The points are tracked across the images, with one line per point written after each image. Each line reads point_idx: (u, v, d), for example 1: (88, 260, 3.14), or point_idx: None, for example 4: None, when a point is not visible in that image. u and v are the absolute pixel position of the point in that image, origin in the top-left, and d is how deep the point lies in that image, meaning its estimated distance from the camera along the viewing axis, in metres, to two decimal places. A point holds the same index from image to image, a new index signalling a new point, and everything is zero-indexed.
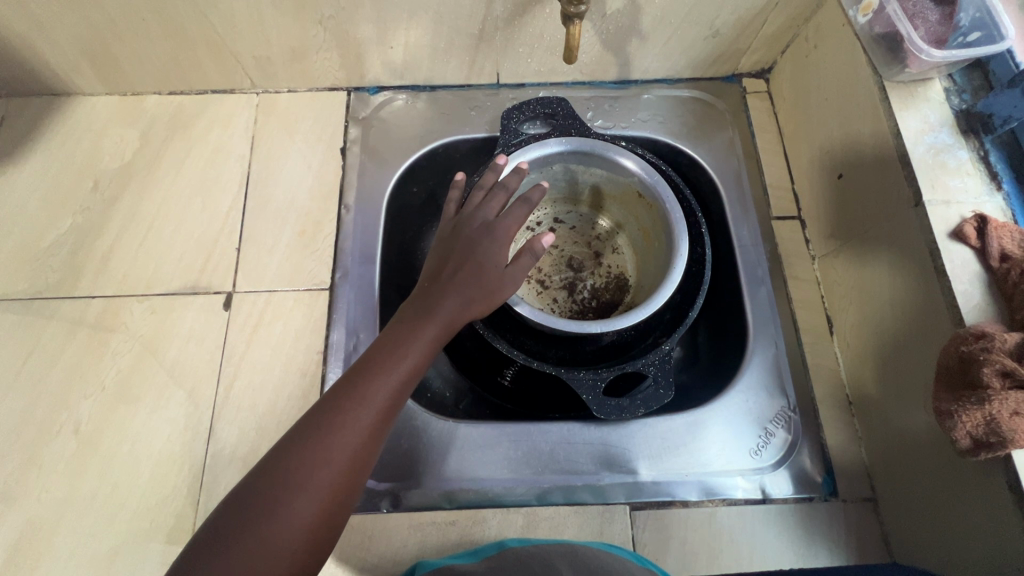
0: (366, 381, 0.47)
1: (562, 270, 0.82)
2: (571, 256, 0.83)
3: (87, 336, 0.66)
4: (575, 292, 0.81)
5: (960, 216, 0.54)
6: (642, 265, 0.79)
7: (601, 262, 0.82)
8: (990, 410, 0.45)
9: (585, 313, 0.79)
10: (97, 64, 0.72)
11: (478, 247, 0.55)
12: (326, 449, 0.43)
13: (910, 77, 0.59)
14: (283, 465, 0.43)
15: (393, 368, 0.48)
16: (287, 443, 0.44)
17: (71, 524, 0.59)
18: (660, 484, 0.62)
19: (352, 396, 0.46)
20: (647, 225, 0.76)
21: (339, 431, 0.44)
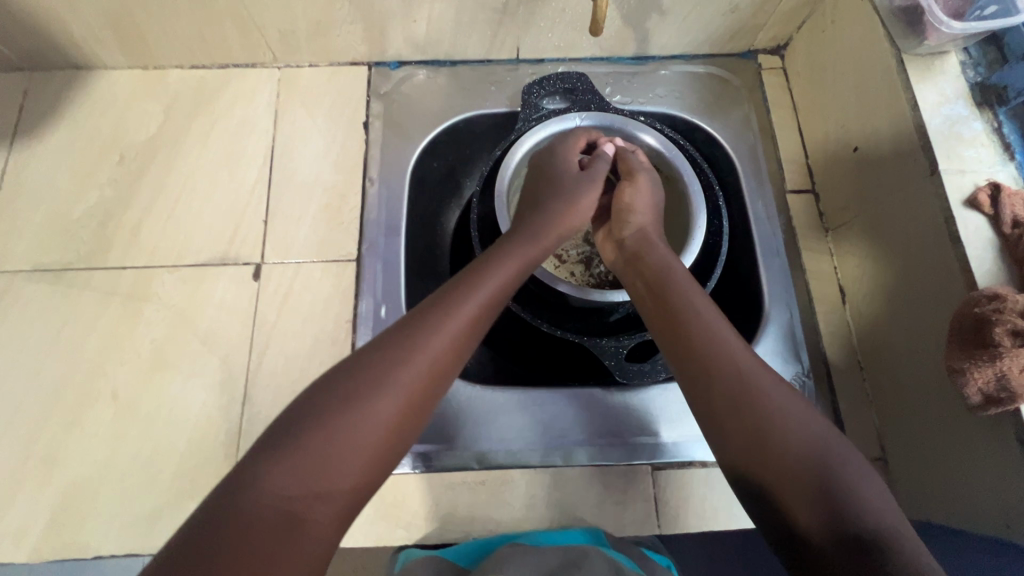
0: (452, 297, 0.50)
1: (577, 245, 0.83)
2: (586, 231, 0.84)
3: (120, 306, 0.68)
4: (591, 267, 0.82)
5: (975, 185, 0.56)
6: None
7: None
8: (1001, 367, 0.48)
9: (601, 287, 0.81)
10: (122, 37, 0.72)
11: (556, 175, 0.66)
12: (412, 353, 0.45)
13: (928, 49, 0.60)
14: (397, 340, 0.46)
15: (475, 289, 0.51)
16: (370, 348, 0.47)
17: (114, 484, 0.61)
18: (681, 446, 0.64)
19: (437, 308, 0.49)
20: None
21: (426, 338, 0.46)
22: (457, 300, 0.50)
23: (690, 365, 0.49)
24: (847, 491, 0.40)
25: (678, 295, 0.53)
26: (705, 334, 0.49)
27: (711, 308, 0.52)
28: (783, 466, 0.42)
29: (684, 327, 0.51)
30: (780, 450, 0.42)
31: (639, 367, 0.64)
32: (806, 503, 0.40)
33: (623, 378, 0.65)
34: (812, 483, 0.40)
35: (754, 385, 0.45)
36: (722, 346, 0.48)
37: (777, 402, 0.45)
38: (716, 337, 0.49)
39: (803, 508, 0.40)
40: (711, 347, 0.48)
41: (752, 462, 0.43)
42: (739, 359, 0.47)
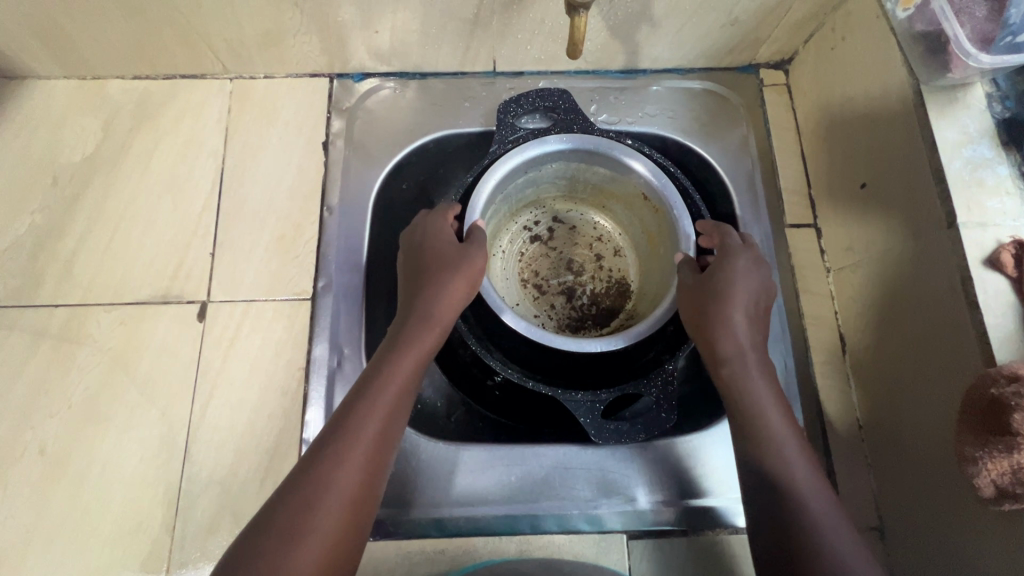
0: (357, 407, 0.48)
1: (559, 274, 0.76)
2: (569, 258, 0.76)
3: (51, 349, 0.62)
4: (574, 299, 0.74)
5: (997, 241, 0.49)
6: (648, 271, 0.74)
7: (601, 266, 0.76)
8: (1017, 459, 0.43)
9: (584, 322, 0.73)
10: (50, 46, 0.65)
11: (439, 245, 0.58)
12: (330, 480, 0.44)
13: (952, 82, 0.53)
14: (302, 484, 0.44)
15: (384, 392, 0.49)
16: (291, 480, 0.45)
17: (40, 550, 0.56)
18: (659, 512, 0.59)
19: (347, 423, 0.47)
20: (653, 231, 0.71)
21: (341, 459, 0.45)
22: (367, 408, 0.48)
23: (741, 435, 0.52)
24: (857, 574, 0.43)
25: (726, 359, 0.54)
26: (759, 409, 0.51)
27: (763, 375, 0.54)
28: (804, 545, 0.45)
29: (733, 396, 0.53)
30: (801, 532, 0.46)
31: (616, 425, 0.57)
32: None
33: (598, 438, 0.57)
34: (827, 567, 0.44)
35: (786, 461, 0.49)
36: (763, 417, 0.51)
37: (806, 481, 0.48)
38: (760, 407, 0.52)
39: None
40: (755, 418, 0.51)
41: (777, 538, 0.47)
42: (781, 434, 0.50)
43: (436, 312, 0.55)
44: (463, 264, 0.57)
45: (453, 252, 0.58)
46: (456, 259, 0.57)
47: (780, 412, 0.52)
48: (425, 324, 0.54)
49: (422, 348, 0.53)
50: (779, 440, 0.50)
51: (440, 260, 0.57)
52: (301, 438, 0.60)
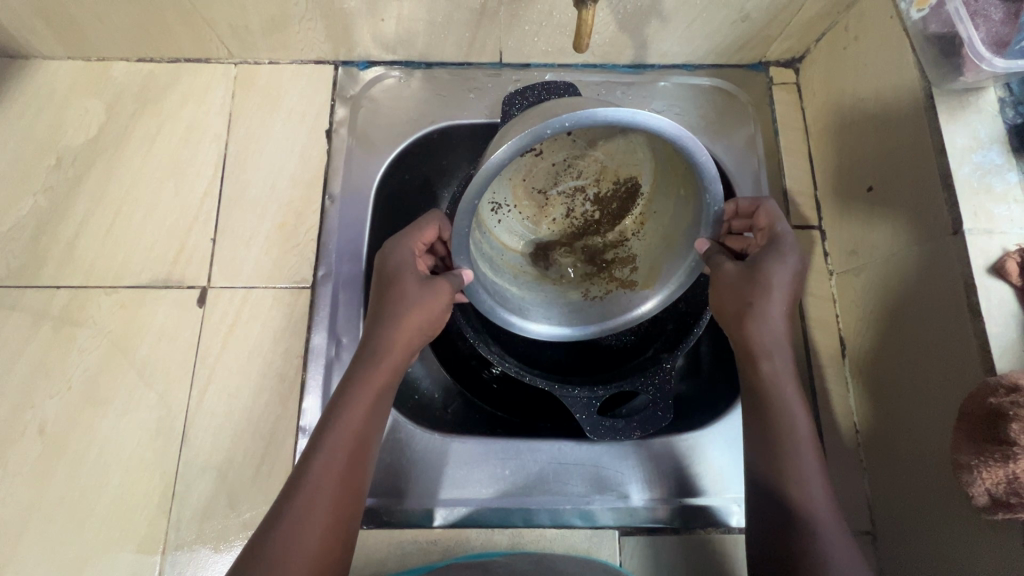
0: (306, 474, 0.46)
1: (556, 176, 0.58)
2: (569, 159, 0.57)
3: (51, 330, 0.62)
4: (571, 205, 0.60)
5: (1003, 249, 0.48)
6: (666, 183, 0.56)
7: (606, 164, 0.57)
8: (1012, 469, 0.42)
9: (587, 233, 0.61)
10: (55, 27, 0.64)
11: (393, 275, 0.53)
12: (299, 532, 0.44)
13: (964, 85, 0.52)
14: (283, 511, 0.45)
15: (336, 454, 0.47)
16: (258, 541, 0.44)
17: (38, 529, 0.56)
18: (652, 510, 0.60)
19: (305, 481, 0.46)
20: (685, 170, 0.51)
21: (302, 524, 0.44)
22: (320, 473, 0.46)
23: (755, 433, 0.51)
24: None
25: (765, 356, 0.51)
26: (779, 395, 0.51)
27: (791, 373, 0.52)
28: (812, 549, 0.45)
29: (758, 395, 0.52)
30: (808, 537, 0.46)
31: (613, 423, 0.56)
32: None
33: (594, 435, 0.57)
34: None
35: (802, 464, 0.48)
36: (786, 417, 0.50)
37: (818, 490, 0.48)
38: (783, 407, 0.50)
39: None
40: (778, 418, 0.50)
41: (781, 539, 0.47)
42: (800, 436, 0.50)
43: (380, 359, 0.50)
44: (422, 298, 0.51)
45: (403, 294, 0.51)
46: (405, 301, 0.51)
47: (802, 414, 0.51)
48: (371, 373, 0.50)
49: (373, 398, 0.50)
50: (799, 444, 0.49)
51: (397, 294, 0.52)
52: (298, 426, 0.60)
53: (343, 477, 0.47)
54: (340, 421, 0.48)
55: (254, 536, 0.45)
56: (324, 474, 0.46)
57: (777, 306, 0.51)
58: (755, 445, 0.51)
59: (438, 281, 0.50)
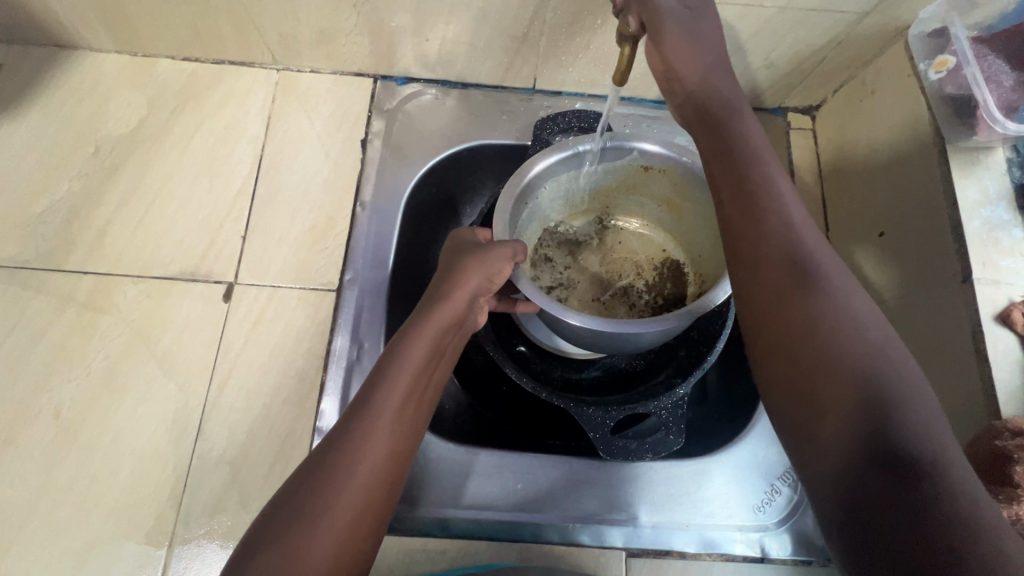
0: (345, 436, 0.41)
1: (607, 282, 0.69)
2: (606, 267, 0.69)
3: (75, 315, 0.62)
4: (631, 294, 0.68)
5: (1008, 299, 0.51)
6: (687, 235, 0.67)
7: (638, 260, 0.70)
8: (1015, 510, 0.45)
9: (661, 316, 0.66)
10: (109, 22, 0.66)
11: (455, 246, 0.53)
12: (341, 479, 0.40)
13: (976, 143, 0.55)
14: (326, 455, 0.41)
15: (379, 419, 0.42)
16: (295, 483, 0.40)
17: (47, 512, 0.56)
18: (659, 533, 0.60)
19: (351, 428, 0.42)
20: (670, 198, 0.64)
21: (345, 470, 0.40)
22: (363, 438, 0.41)
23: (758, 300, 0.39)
24: (916, 445, 0.31)
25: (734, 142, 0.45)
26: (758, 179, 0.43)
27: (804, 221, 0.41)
28: (854, 403, 0.33)
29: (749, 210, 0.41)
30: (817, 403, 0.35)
31: (626, 443, 0.57)
32: (920, 477, 0.30)
33: (606, 454, 0.57)
34: (897, 444, 0.31)
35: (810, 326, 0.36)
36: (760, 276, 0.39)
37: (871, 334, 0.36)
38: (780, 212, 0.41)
39: (915, 473, 0.30)
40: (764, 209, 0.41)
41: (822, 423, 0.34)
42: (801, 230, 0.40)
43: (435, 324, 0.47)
44: (483, 257, 0.49)
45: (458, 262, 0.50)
46: (468, 270, 0.49)
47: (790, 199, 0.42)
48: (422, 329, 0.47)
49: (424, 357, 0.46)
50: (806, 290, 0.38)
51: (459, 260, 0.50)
52: (315, 427, 0.61)
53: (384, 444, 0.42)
54: (395, 366, 0.45)
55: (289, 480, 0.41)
56: (365, 437, 0.41)
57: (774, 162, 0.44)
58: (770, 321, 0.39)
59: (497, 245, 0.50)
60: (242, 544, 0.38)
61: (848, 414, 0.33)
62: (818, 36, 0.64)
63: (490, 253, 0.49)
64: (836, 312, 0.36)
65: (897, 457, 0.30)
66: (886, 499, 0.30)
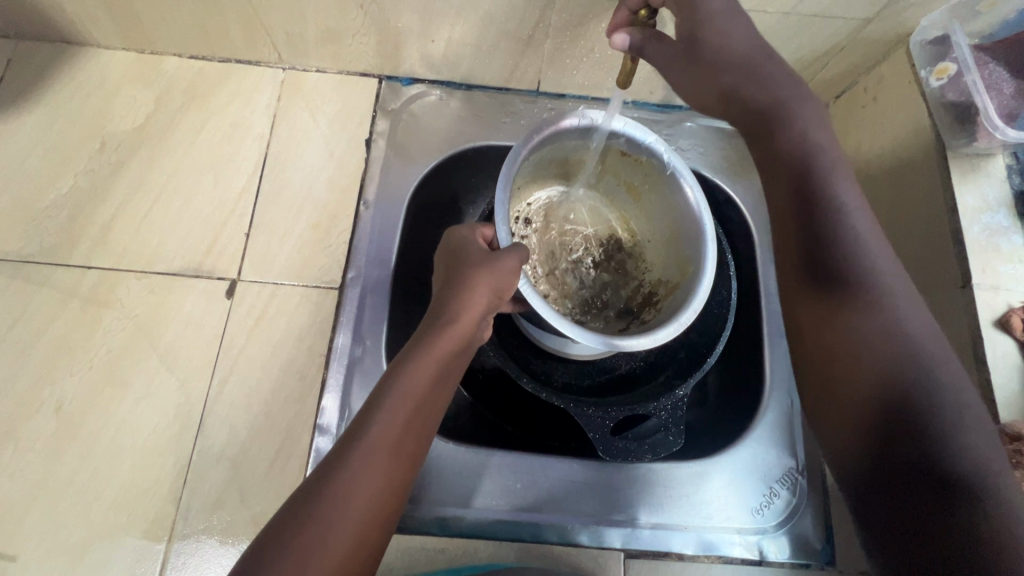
0: (356, 444, 0.42)
1: (556, 254, 0.69)
2: (557, 239, 0.69)
3: (78, 309, 0.63)
4: (580, 276, 0.69)
5: (1008, 305, 0.51)
6: (637, 219, 0.69)
7: (586, 235, 0.70)
8: None
9: (606, 294, 0.68)
10: (117, 20, 0.67)
11: (461, 251, 0.53)
12: (352, 488, 0.41)
13: (975, 150, 0.56)
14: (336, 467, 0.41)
15: (387, 430, 0.43)
16: (305, 493, 0.41)
17: (47, 506, 0.56)
18: (658, 534, 0.60)
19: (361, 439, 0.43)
20: (634, 182, 0.65)
21: (357, 478, 0.41)
22: (373, 446, 0.43)
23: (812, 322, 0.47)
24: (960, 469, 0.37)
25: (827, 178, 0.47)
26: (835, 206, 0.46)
27: (885, 257, 0.45)
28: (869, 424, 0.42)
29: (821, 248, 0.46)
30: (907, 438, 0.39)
31: (625, 444, 0.57)
32: (963, 500, 0.36)
33: (605, 455, 0.58)
34: (952, 471, 0.37)
35: (859, 356, 0.43)
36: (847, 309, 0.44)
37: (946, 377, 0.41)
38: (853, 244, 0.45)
39: (959, 498, 0.36)
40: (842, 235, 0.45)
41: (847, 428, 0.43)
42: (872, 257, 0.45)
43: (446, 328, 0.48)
44: (492, 269, 0.49)
45: (465, 267, 0.50)
46: (477, 275, 0.49)
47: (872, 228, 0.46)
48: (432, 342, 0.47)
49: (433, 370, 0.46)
50: (870, 328, 0.43)
51: (467, 268, 0.50)
52: (315, 424, 0.61)
53: (392, 453, 0.43)
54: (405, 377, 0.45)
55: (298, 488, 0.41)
56: (376, 446, 0.43)
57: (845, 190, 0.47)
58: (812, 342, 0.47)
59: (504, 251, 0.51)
60: (251, 548, 0.39)
61: (872, 427, 0.42)
62: (821, 42, 0.64)
63: (500, 261, 0.50)
64: (885, 341, 0.43)
65: (953, 482, 0.37)
66: (920, 512, 0.37)
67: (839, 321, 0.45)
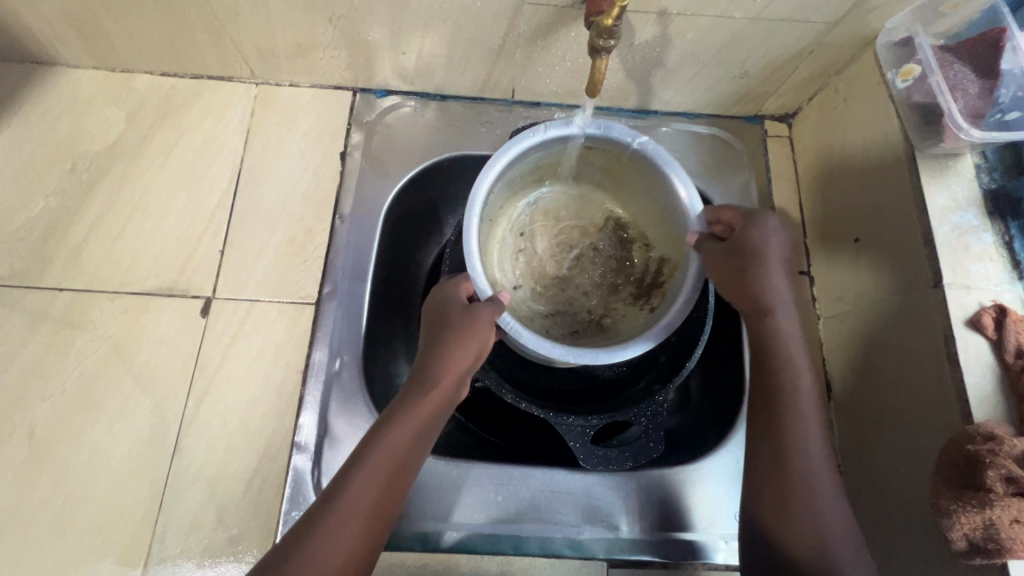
0: (313, 530, 0.42)
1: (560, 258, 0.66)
2: (557, 242, 0.67)
3: (51, 332, 0.62)
4: (589, 270, 0.66)
5: (979, 304, 0.52)
6: (629, 199, 0.65)
7: (585, 229, 0.67)
8: (989, 515, 0.44)
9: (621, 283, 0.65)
10: (85, 39, 0.66)
11: (440, 306, 0.52)
12: (319, 559, 0.41)
13: (942, 151, 0.56)
14: (304, 538, 0.42)
15: (355, 497, 0.43)
16: (274, 560, 0.42)
17: (19, 533, 0.56)
18: (641, 542, 0.60)
19: (331, 507, 0.43)
20: (611, 166, 0.62)
21: (322, 551, 0.41)
22: (338, 520, 0.42)
23: (765, 420, 0.51)
24: None
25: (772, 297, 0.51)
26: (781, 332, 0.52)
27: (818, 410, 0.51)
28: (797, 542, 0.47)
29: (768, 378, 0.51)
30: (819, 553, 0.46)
31: (606, 452, 0.56)
32: None
33: (587, 464, 0.57)
34: None
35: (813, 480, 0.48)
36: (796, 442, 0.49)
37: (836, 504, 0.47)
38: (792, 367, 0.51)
39: None
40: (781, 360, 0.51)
41: (779, 534, 0.48)
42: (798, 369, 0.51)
43: (424, 400, 0.47)
44: (466, 328, 0.49)
45: (445, 330, 0.49)
46: (453, 339, 0.49)
47: (806, 364, 0.51)
48: (410, 411, 0.47)
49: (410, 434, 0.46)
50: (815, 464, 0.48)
51: (443, 329, 0.50)
52: (293, 442, 0.60)
53: (368, 520, 0.43)
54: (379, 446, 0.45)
55: (269, 555, 0.42)
56: (343, 518, 0.43)
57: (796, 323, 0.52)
58: (766, 455, 0.50)
59: (479, 306, 0.49)
60: None
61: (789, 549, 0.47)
62: (790, 46, 0.64)
63: (478, 316, 0.49)
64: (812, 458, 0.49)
65: None
66: None
67: (787, 439, 0.49)
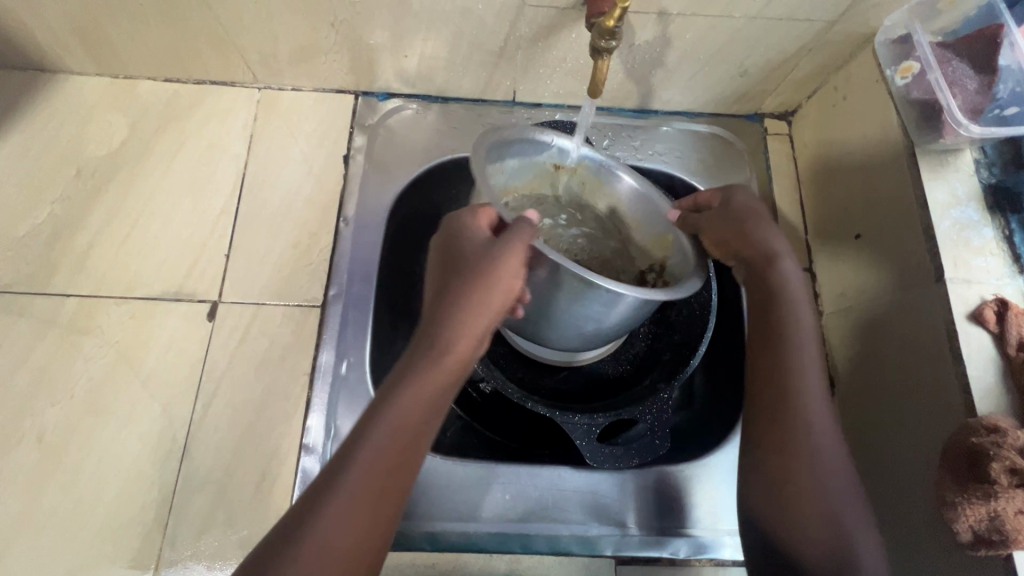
0: (339, 478, 0.40)
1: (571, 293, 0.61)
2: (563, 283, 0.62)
3: (58, 338, 0.62)
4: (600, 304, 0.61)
5: (980, 297, 0.52)
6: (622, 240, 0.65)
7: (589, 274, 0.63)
8: (994, 507, 0.45)
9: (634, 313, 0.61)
10: (89, 45, 0.67)
11: (467, 246, 0.49)
12: (349, 506, 0.40)
13: (942, 146, 0.57)
14: (328, 486, 0.40)
15: (384, 440, 0.42)
16: (298, 513, 0.40)
17: (30, 539, 0.56)
18: (649, 540, 0.61)
19: (356, 454, 0.41)
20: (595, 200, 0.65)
21: (351, 499, 0.40)
22: (367, 466, 0.41)
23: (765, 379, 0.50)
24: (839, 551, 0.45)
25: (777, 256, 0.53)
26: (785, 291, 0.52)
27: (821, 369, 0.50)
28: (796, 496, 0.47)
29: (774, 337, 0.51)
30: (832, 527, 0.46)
31: (613, 450, 0.57)
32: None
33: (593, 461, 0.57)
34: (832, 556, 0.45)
35: (816, 459, 0.47)
36: (798, 415, 0.48)
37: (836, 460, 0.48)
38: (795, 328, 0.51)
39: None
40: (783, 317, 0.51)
41: (790, 516, 0.47)
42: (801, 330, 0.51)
43: (454, 338, 0.45)
44: (496, 267, 0.47)
45: (473, 267, 0.47)
46: (484, 276, 0.46)
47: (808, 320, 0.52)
48: (439, 350, 0.45)
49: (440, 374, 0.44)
50: (817, 436, 0.48)
51: (471, 267, 0.47)
52: (300, 445, 0.61)
53: (386, 486, 0.41)
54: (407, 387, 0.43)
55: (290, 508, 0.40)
56: (371, 462, 0.41)
57: (798, 286, 0.52)
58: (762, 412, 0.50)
59: (510, 243, 0.48)
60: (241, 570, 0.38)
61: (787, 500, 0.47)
62: (790, 44, 0.65)
63: (507, 254, 0.47)
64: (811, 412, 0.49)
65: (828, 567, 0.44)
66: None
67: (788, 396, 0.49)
